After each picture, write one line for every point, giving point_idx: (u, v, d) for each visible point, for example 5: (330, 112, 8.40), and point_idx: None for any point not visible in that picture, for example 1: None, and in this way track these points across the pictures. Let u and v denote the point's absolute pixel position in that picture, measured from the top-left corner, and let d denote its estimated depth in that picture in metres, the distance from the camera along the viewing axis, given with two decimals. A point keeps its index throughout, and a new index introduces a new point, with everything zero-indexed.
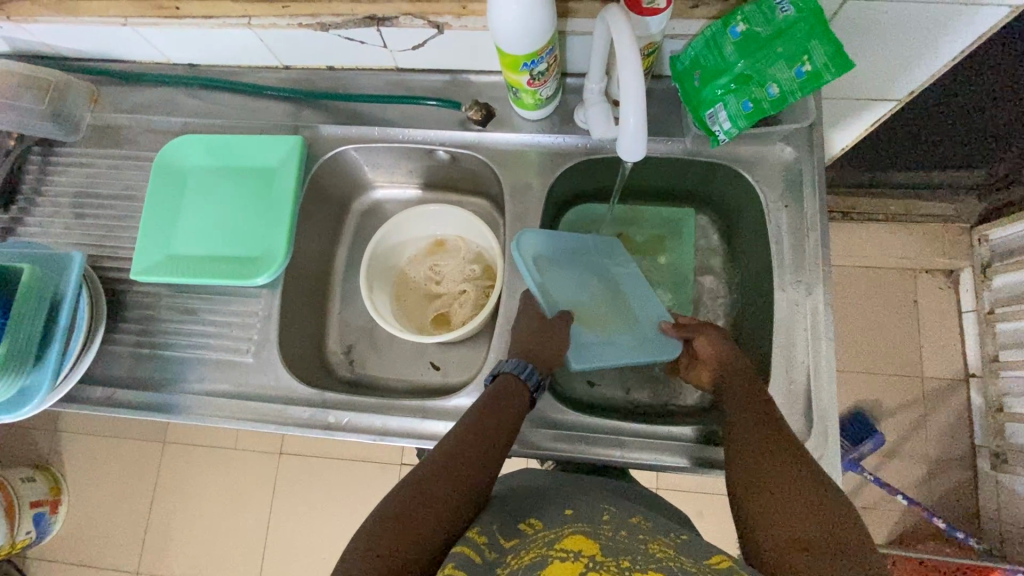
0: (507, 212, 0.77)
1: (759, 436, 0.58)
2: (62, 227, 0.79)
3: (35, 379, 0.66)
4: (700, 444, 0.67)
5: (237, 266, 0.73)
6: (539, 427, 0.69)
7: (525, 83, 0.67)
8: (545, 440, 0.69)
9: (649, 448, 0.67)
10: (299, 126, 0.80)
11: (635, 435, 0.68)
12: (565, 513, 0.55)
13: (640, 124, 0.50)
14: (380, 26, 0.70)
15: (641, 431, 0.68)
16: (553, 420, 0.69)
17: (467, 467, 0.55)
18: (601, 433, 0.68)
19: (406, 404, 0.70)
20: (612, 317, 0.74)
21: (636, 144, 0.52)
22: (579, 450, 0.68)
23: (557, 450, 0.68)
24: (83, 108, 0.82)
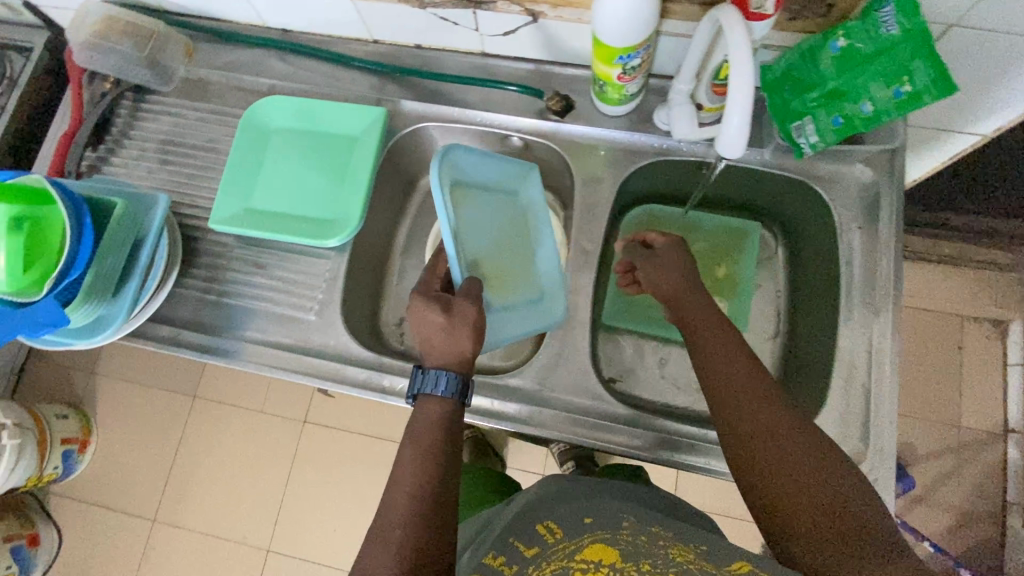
0: (575, 204, 0.78)
1: (749, 406, 0.56)
2: (147, 171, 0.83)
3: (111, 311, 0.68)
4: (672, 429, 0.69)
5: (311, 226, 0.76)
6: (527, 402, 0.71)
7: (615, 77, 0.67)
8: (544, 420, 0.70)
9: (649, 442, 0.68)
10: (381, 99, 0.82)
11: (611, 417, 0.70)
12: (584, 520, 0.54)
13: (744, 123, 0.50)
14: (476, 9, 0.71)
15: (615, 415, 0.70)
16: (538, 399, 0.71)
17: (408, 501, 0.52)
18: (580, 414, 0.70)
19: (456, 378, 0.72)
20: (512, 275, 0.73)
21: (736, 144, 0.51)
22: (562, 431, 0.69)
23: (539, 429, 0.70)
24: (178, 60, 0.85)
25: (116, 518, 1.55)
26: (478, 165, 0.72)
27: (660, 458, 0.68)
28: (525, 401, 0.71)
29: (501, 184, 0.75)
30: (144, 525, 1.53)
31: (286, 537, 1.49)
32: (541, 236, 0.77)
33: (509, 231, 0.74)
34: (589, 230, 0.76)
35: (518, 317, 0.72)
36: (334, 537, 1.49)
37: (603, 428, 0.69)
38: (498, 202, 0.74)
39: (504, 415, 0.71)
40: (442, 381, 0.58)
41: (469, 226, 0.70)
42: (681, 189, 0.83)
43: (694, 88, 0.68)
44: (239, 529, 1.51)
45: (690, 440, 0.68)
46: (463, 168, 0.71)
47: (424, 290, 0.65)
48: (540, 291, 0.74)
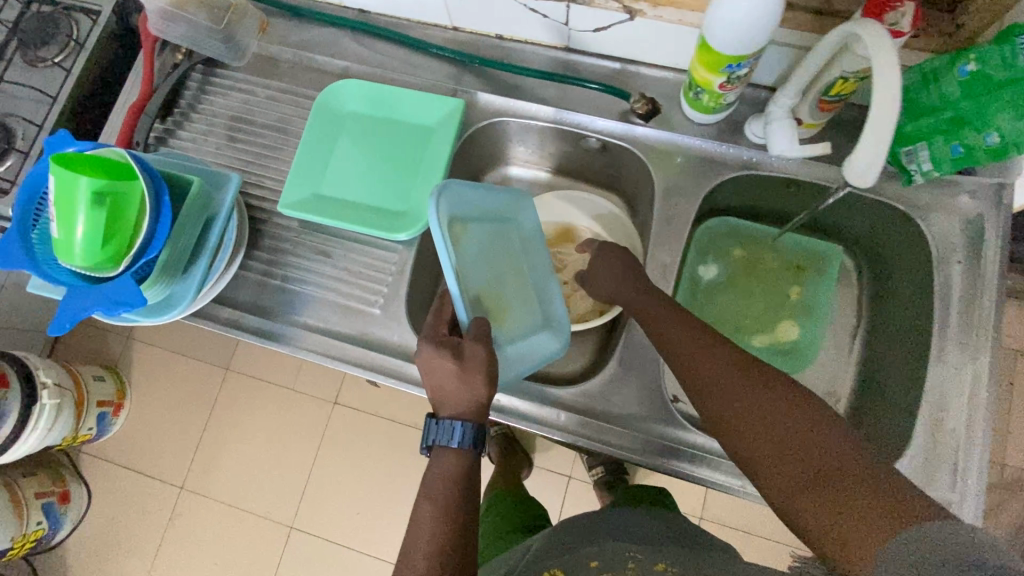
0: (654, 213, 0.74)
1: (718, 380, 0.51)
2: (215, 147, 0.81)
3: (180, 290, 0.67)
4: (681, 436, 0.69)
5: (382, 217, 0.75)
6: (542, 400, 0.72)
7: (716, 85, 0.64)
8: (570, 424, 0.71)
9: (671, 454, 0.69)
10: (457, 90, 0.80)
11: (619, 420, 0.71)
12: (589, 564, 0.53)
13: (878, 156, 0.47)
14: (570, 3, 0.68)
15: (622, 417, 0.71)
16: (548, 398, 0.72)
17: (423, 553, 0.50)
18: (588, 414, 0.71)
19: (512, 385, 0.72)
20: (513, 307, 0.71)
21: (863, 175, 0.49)
22: (577, 435, 0.70)
23: (549, 427, 0.71)
24: (252, 36, 0.83)
25: (144, 482, 1.57)
26: (472, 199, 0.70)
27: (669, 466, 0.68)
28: (541, 406, 0.72)
29: (496, 213, 0.73)
30: (171, 491, 1.55)
31: (310, 515, 1.51)
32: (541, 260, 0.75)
33: (506, 261, 0.73)
34: (667, 243, 0.73)
35: (524, 348, 0.70)
36: (356, 521, 1.50)
37: (615, 436, 0.70)
38: (491, 234, 0.72)
39: (520, 413, 0.72)
40: (457, 431, 0.56)
41: (469, 261, 0.68)
42: (760, 206, 0.80)
43: (798, 103, 0.64)
44: (264, 504, 1.52)
45: (701, 451, 0.69)
46: (456, 202, 0.68)
47: (434, 333, 0.63)
48: (543, 318, 0.73)
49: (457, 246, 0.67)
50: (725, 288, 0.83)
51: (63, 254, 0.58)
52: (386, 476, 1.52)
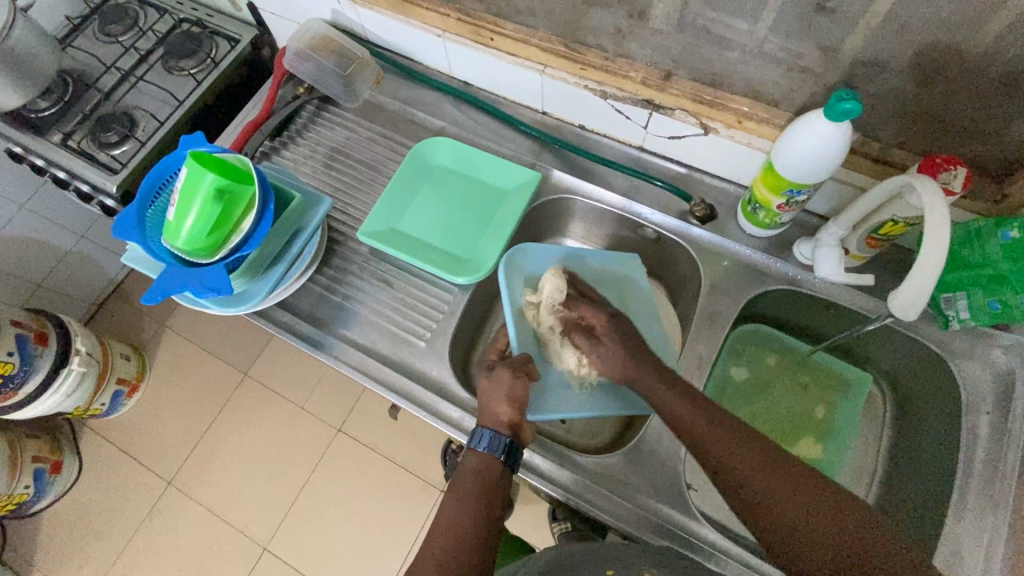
0: (698, 307, 0.79)
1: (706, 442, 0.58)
2: (312, 171, 0.90)
3: (254, 289, 0.73)
4: (681, 522, 0.68)
5: (448, 260, 0.82)
6: (550, 457, 0.72)
7: (775, 205, 0.71)
8: (587, 493, 0.70)
9: (724, 565, 0.65)
10: (535, 164, 0.89)
11: (627, 497, 0.70)
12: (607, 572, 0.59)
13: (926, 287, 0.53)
14: (654, 111, 0.78)
15: (630, 497, 0.70)
16: (562, 459, 0.72)
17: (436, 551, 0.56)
18: (598, 483, 0.71)
19: (556, 455, 0.72)
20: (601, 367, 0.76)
21: (912, 308, 0.55)
22: (589, 504, 0.70)
23: (555, 487, 0.71)
24: (367, 85, 0.95)
25: (135, 469, 1.56)
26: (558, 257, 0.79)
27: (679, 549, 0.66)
28: (582, 480, 0.71)
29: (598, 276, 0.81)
30: (158, 485, 1.54)
31: (287, 538, 1.47)
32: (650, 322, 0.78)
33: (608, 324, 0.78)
34: (706, 337, 0.77)
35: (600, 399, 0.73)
36: (331, 557, 1.45)
37: (632, 516, 0.69)
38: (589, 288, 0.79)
39: (536, 470, 0.72)
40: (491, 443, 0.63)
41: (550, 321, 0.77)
42: (795, 319, 0.85)
43: (848, 234, 0.71)
44: (244, 518, 1.50)
45: (713, 548, 0.66)
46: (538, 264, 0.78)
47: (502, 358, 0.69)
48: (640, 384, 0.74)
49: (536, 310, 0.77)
50: (754, 393, 0.85)
51: (171, 235, 0.65)
52: (372, 515, 1.49)
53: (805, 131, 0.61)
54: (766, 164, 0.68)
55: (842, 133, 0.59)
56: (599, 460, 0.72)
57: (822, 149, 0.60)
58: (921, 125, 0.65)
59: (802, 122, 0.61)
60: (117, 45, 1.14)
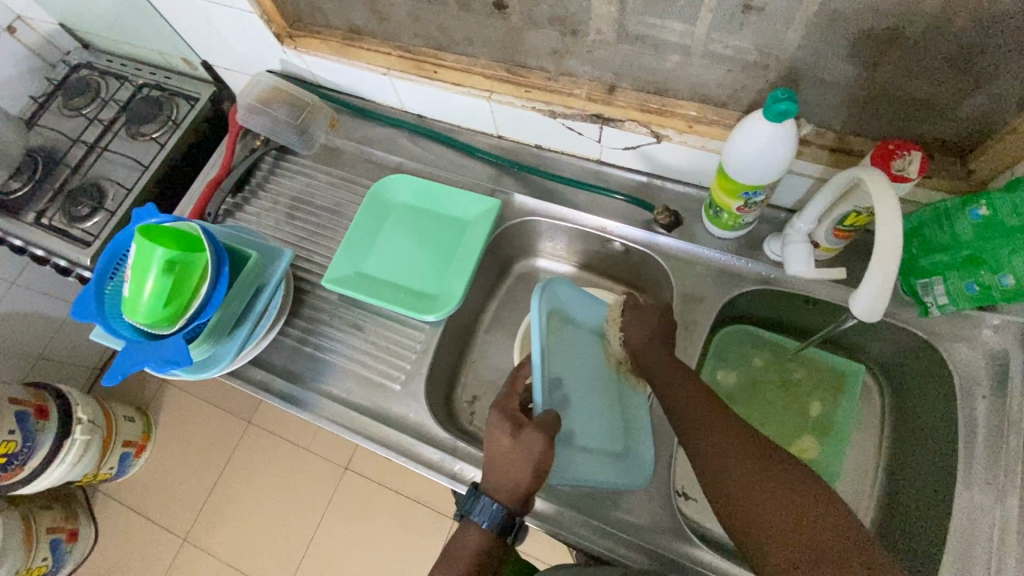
0: (673, 318, 0.77)
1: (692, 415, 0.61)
2: (274, 223, 0.90)
3: (222, 351, 0.73)
4: (674, 543, 0.66)
5: (415, 298, 0.81)
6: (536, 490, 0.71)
7: (734, 208, 0.69)
8: (575, 524, 0.69)
9: None
10: (496, 190, 0.88)
11: (616, 524, 0.68)
12: None
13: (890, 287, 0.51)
14: (604, 125, 0.76)
15: (619, 523, 0.68)
16: (548, 491, 0.71)
17: None
18: (585, 513, 0.69)
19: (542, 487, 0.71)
20: (595, 424, 0.71)
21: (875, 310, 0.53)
22: (578, 536, 0.68)
23: (542, 522, 0.69)
24: (322, 130, 0.95)
25: (151, 529, 1.57)
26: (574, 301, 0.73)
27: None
28: (570, 512, 0.69)
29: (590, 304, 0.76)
30: (174, 542, 1.54)
31: None
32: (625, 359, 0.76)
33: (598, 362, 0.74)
34: (685, 348, 0.75)
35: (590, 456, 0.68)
36: None
37: (623, 544, 0.67)
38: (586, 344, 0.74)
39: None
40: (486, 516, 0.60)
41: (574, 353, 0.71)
42: (777, 317, 0.83)
43: (814, 228, 0.68)
44: (261, 567, 1.49)
45: (708, 570, 0.65)
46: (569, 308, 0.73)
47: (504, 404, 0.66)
48: (619, 435, 0.72)
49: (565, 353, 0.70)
50: (745, 397, 0.83)
51: (128, 311, 0.64)
52: (387, 550, 1.47)
53: (742, 136, 0.60)
54: (720, 167, 0.66)
55: (789, 134, 0.58)
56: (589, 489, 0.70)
57: (772, 152, 0.59)
58: (873, 111, 0.63)
59: (740, 129, 0.60)
60: (80, 117, 1.15)
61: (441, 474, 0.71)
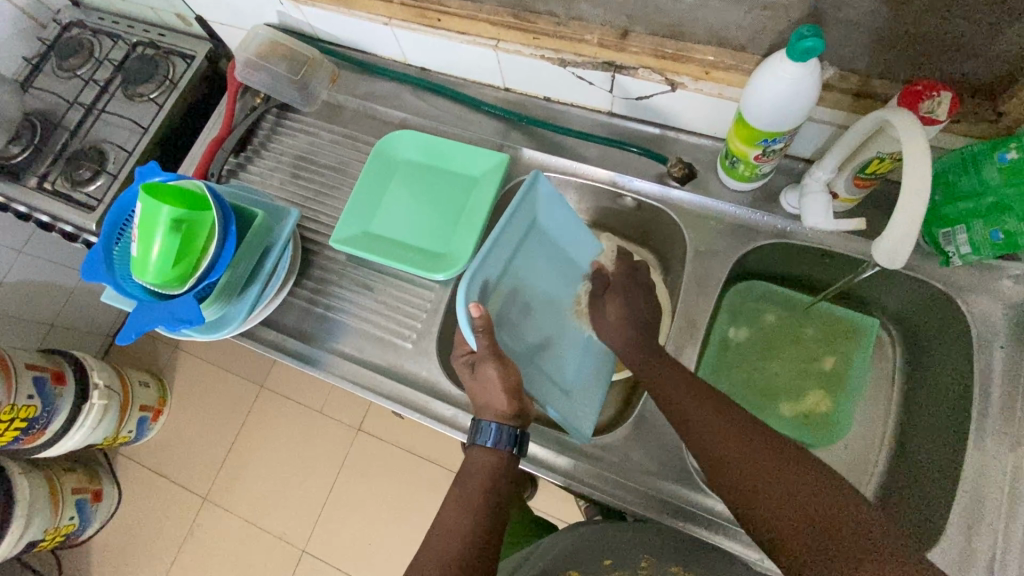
0: (686, 273, 0.76)
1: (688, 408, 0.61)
2: (279, 182, 0.89)
3: (234, 311, 0.73)
4: (687, 495, 0.67)
5: (423, 257, 0.80)
6: (549, 445, 0.71)
7: (752, 157, 0.66)
8: (587, 476, 0.70)
9: (735, 535, 0.64)
10: (504, 145, 0.85)
11: (628, 476, 0.69)
12: None
13: (912, 238, 0.50)
14: (616, 73, 0.73)
15: (632, 476, 0.69)
16: (560, 445, 0.71)
17: None
18: (597, 466, 0.70)
19: (556, 441, 0.72)
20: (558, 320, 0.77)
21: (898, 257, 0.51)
22: (590, 488, 0.69)
23: (556, 476, 0.70)
24: (323, 86, 0.92)
25: (172, 489, 1.62)
26: (501, 252, 0.69)
27: (683, 527, 0.66)
28: (583, 468, 0.70)
29: (521, 226, 0.71)
30: (195, 501, 1.60)
31: (322, 539, 1.52)
32: (572, 223, 0.76)
33: (549, 255, 0.76)
34: (698, 303, 0.74)
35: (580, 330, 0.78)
36: (367, 552, 1.49)
37: (635, 496, 0.68)
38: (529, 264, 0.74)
39: (538, 460, 0.71)
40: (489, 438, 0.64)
41: (524, 277, 0.73)
42: (791, 271, 0.81)
43: (834, 178, 0.66)
44: (280, 523, 1.54)
45: (721, 520, 0.65)
46: (497, 263, 0.68)
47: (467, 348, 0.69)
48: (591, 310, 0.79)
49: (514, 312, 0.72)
50: (757, 352, 0.82)
51: (138, 271, 0.64)
52: (399, 506, 1.52)
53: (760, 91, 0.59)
54: (737, 115, 0.64)
55: (815, 76, 0.55)
56: (599, 442, 0.71)
57: (796, 96, 0.56)
58: (900, 52, 0.59)
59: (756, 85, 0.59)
60: (76, 78, 1.12)
61: (456, 429, 0.72)
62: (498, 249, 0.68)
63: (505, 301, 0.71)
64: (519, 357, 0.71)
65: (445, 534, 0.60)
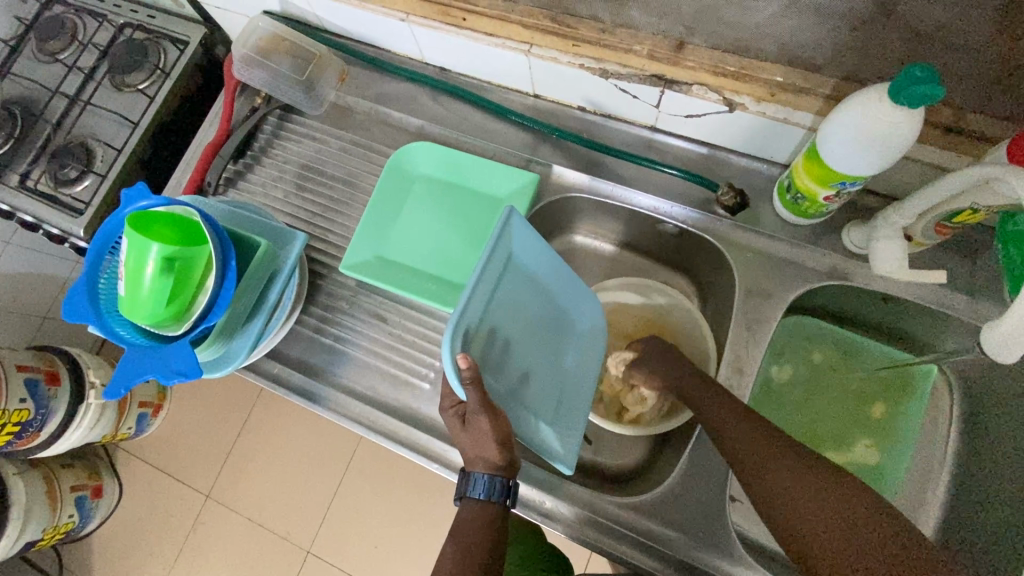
0: (732, 314, 0.69)
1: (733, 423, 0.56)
2: (283, 195, 0.81)
3: (235, 349, 0.66)
4: (728, 564, 0.62)
5: (442, 287, 0.73)
6: (578, 500, 0.66)
7: (821, 197, 0.59)
8: (617, 538, 0.64)
9: None
10: (532, 160, 0.77)
11: (664, 540, 0.64)
12: None
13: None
14: (666, 88, 0.64)
15: (668, 541, 0.63)
16: (590, 502, 0.66)
17: None
18: (631, 527, 0.64)
19: (584, 497, 0.66)
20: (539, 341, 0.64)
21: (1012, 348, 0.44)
22: (619, 552, 0.64)
23: (588, 538, 0.65)
24: (331, 85, 0.83)
25: (174, 486, 1.58)
26: (482, 287, 0.54)
27: None
28: (614, 529, 0.65)
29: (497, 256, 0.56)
30: (197, 499, 1.57)
31: (327, 541, 1.49)
32: (541, 250, 0.62)
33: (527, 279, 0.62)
34: (744, 349, 0.68)
35: (558, 352, 0.66)
36: (373, 555, 1.47)
37: (670, 562, 0.63)
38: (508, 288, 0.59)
39: (563, 519, 0.66)
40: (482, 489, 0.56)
41: (506, 312, 0.59)
42: (844, 311, 0.74)
43: (910, 223, 0.59)
44: (284, 524, 1.52)
45: None
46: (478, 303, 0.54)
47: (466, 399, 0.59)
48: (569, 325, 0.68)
49: (499, 355, 0.59)
50: (802, 396, 0.76)
51: (127, 312, 0.57)
52: (405, 510, 1.49)
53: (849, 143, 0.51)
54: (810, 150, 0.56)
55: (905, 142, 0.48)
56: (632, 501, 0.65)
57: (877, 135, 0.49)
58: None
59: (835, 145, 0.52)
60: (59, 64, 1.02)
61: None
62: (475, 286, 0.53)
63: (488, 342, 0.57)
64: (504, 399, 0.59)
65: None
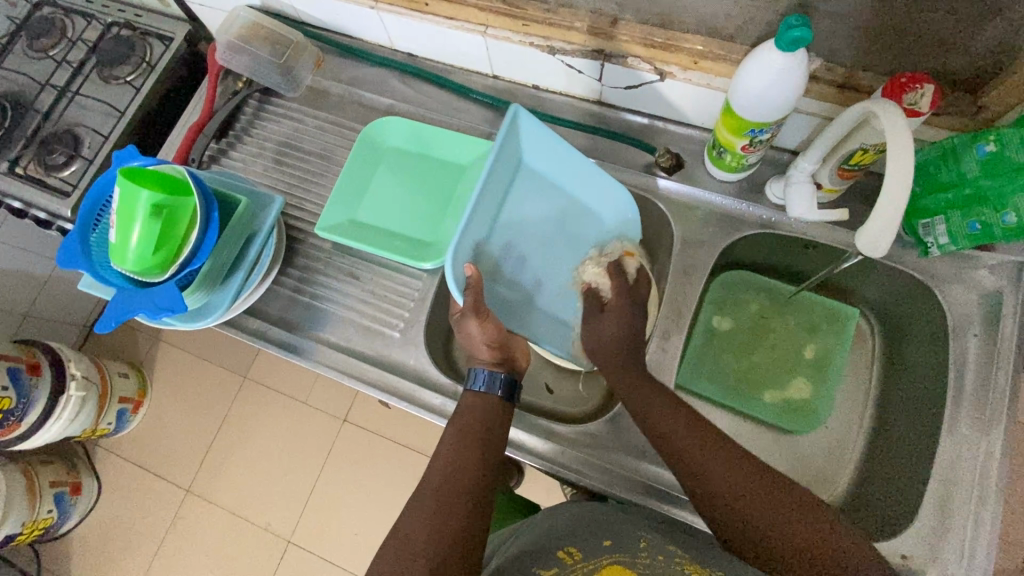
0: (672, 263, 0.77)
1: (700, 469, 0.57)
2: (263, 169, 0.87)
3: (216, 299, 0.72)
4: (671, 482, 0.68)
5: (410, 245, 0.79)
6: (537, 430, 0.72)
7: (739, 147, 0.67)
8: (572, 462, 0.70)
9: None
10: (492, 133, 0.85)
11: (615, 461, 0.70)
12: (603, 543, 0.56)
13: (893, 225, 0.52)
14: (605, 61, 0.72)
15: (617, 462, 0.70)
16: (548, 432, 0.72)
17: (424, 536, 0.54)
18: (585, 451, 0.71)
19: (542, 426, 0.72)
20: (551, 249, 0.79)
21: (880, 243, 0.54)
22: (574, 475, 0.70)
23: (546, 463, 0.71)
24: (308, 70, 0.90)
25: (153, 482, 1.59)
26: (486, 203, 0.72)
27: (670, 513, 0.67)
28: (569, 454, 0.71)
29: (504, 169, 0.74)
30: (177, 494, 1.57)
31: (308, 531, 1.51)
32: (548, 151, 0.76)
33: (537, 199, 0.79)
34: (684, 292, 0.76)
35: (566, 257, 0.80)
36: (354, 543, 1.49)
37: (620, 481, 0.69)
38: (514, 202, 0.77)
39: (523, 447, 0.72)
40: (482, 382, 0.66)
41: (512, 228, 0.77)
42: (776, 262, 0.83)
43: (818, 169, 0.67)
44: (265, 515, 1.53)
45: None
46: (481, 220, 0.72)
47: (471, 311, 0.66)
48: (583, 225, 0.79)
49: (496, 268, 0.76)
50: (741, 341, 0.84)
51: (117, 258, 0.62)
52: (385, 497, 1.52)
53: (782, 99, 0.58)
54: (724, 104, 0.64)
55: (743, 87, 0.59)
56: (585, 428, 0.72)
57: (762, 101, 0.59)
58: (885, 44, 0.60)
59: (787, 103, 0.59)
60: (48, 60, 1.08)
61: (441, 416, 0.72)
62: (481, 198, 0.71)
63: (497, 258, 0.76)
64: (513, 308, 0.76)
65: (428, 481, 0.60)
